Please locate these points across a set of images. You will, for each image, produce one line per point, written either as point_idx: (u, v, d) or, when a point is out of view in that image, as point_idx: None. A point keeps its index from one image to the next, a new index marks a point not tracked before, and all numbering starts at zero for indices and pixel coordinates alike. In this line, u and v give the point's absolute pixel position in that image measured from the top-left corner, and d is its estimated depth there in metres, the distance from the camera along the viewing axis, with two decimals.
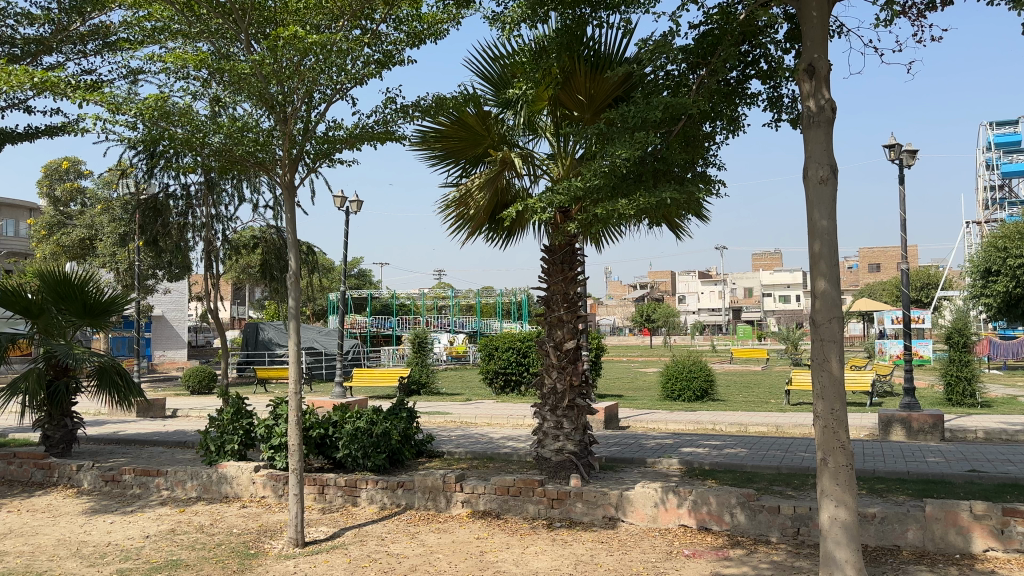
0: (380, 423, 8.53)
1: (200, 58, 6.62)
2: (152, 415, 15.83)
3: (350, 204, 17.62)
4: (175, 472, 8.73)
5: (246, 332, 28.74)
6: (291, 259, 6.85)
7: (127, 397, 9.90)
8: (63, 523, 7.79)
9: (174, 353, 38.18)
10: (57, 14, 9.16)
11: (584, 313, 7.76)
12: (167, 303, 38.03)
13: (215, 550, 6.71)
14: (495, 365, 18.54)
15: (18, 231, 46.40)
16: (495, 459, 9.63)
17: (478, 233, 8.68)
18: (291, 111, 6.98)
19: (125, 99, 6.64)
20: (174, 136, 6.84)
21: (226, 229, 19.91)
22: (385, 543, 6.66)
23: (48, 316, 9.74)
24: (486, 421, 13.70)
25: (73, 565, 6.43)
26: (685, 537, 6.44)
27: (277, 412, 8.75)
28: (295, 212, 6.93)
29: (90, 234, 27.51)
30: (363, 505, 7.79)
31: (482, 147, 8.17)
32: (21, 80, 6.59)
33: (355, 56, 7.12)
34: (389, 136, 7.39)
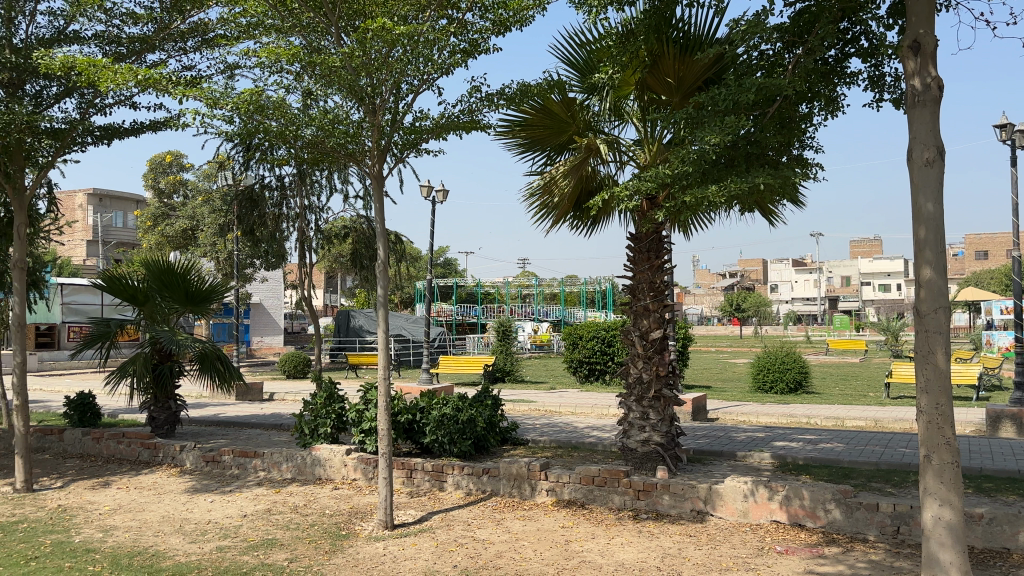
0: (466, 410, 8.58)
1: (292, 53, 6.76)
2: (251, 398, 16.52)
3: (436, 194, 17.82)
4: (271, 454, 9.06)
5: (337, 319, 29.52)
6: (380, 248, 6.88)
7: (227, 381, 10.27)
8: (167, 501, 8.18)
9: (271, 339, 39.81)
10: (159, 13, 9.48)
11: (672, 303, 7.58)
12: (265, 291, 39.56)
13: (309, 530, 6.91)
14: (579, 354, 18.48)
15: (127, 222, 49.04)
16: (580, 448, 9.61)
17: (562, 221, 8.64)
18: (380, 102, 7.09)
19: (222, 94, 6.88)
20: (269, 129, 7.03)
21: (319, 219, 20.56)
22: (472, 528, 6.71)
23: (153, 303, 10.23)
24: (572, 411, 13.64)
25: (176, 541, 6.73)
26: (777, 533, 6.26)
27: (367, 397, 8.92)
28: (382, 202, 7.01)
29: (192, 224, 28.79)
30: (450, 490, 7.89)
31: (567, 134, 8.10)
32: (127, 78, 6.98)
33: (442, 46, 7.15)
34: (475, 125, 7.41)
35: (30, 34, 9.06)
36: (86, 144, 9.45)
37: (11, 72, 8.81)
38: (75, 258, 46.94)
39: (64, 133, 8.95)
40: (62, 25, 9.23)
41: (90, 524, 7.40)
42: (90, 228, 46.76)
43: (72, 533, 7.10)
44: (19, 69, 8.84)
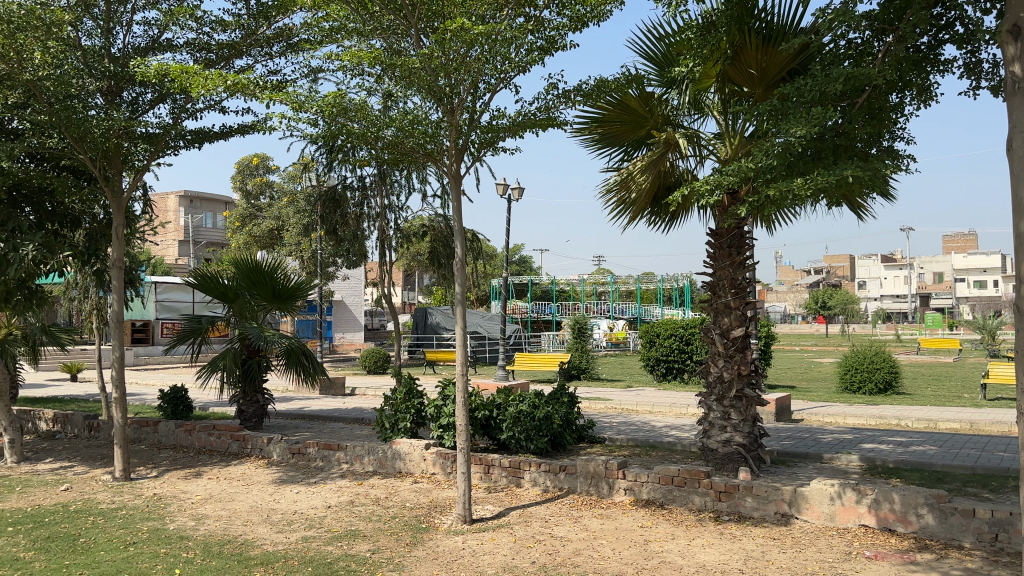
0: (543, 407, 8.59)
1: (373, 55, 6.91)
2: (333, 392, 16.98)
3: (512, 192, 17.90)
4: (353, 447, 9.28)
5: (415, 316, 30.00)
6: (457, 245, 6.93)
7: (312, 376, 10.58)
8: (255, 491, 8.49)
9: (352, 336, 40.78)
10: (247, 19, 9.80)
11: (754, 300, 7.42)
12: (346, 288, 40.55)
13: (390, 522, 7.06)
14: (657, 352, 18.28)
15: (216, 223, 51.02)
16: (658, 448, 9.51)
17: (640, 217, 8.57)
18: (458, 102, 7.18)
19: (307, 98, 7.09)
20: (351, 131, 7.20)
21: (398, 218, 20.95)
22: (550, 525, 6.73)
23: (242, 300, 10.61)
24: (649, 409, 13.52)
25: (264, 530, 6.97)
26: (865, 538, 6.05)
27: (446, 392, 9.02)
28: (460, 201, 7.08)
29: (277, 224, 29.74)
30: (527, 487, 7.93)
31: (644, 129, 8.02)
32: (217, 83, 7.27)
33: (519, 44, 7.17)
34: (552, 122, 7.41)
35: (126, 43, 9.51)
36: (179, 148, 9.83)
37: (110, 80, 9.26)
38: (168, 257, 49.16)
39: (158, 138, 9.28)
40: (156, 34, 9.64)
41: (183, 512, 7.74)
42: (181, 228, 48.84)
43: (167, 520, 7.44)
44: (116, 77, 9.29)
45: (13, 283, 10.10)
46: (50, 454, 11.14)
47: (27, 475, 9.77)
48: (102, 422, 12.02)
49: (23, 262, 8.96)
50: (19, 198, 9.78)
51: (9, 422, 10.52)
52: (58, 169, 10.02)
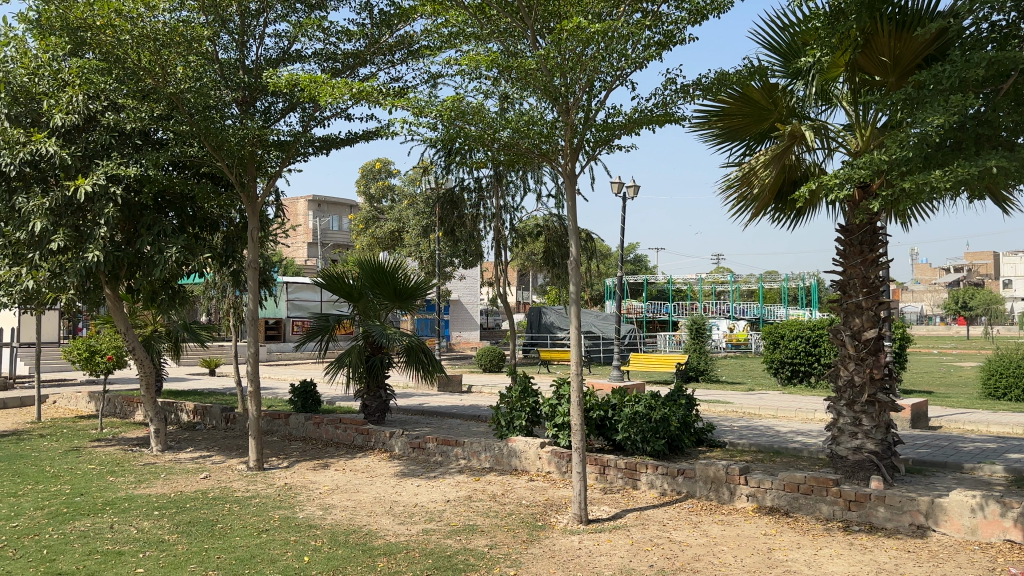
0: (659, 408, 8.44)
1: (491, 58, 7.02)
2: (451, 389, 17.37)
3: (627, 190, 17.72)
4: (471, 443, 9.46)
5: (530, 315, 30.25)
6: (572, 244, 6.91)
7: (431, 372, 10.85)
8: (378, 483, 8.80)
9: (469, 335, 41.61)
10: (370, 28, 10.15)
11: (888, 300, 7.05)
12: (463, 288, 41.39)
13: (507, 519, 7.15)
14: (781, 354, 17.66)
15: (342, 226, 53.26)
16: (782, 454, 9.19)
17: (762, 213, 8.32)
18: (574, 102, 7.20)
19: (427, 103, 7.29)
20: (468, 134, 7.33)
21: (513, 218, 21.18)
22: (668, 529, 6.63)
23: (366, 299, 11.04)
24: (772, 413, 13.07)
25: (387, 521, 7.21)
26: (1011, 554, 5.63)
27: (561, 391, 9.03)
28: (575, 200, 7.07)
29: (398, 226, 30.73)
30: (644, 489, 7.84)
31: (768, 123, 7.78)
32: (343, 92, 7.59)
33: (636, 40, 7.10)
34: (669, 118, 7.29)
35: (259, 55, 10.06)
36: (308, 154, 10.30)
37: (244, 91, 9.81)
38: (297, 259, 51.75)
39: (289, 145, 9.77)
40: (286, 46, 10.14)
41: (312, 501, 8.12)
42: (310, 230, 51.33)
43: (297, 509, 7.83)
44: (251, 88, 9.84)
45: (158, 283, 10.86)
46: (192, 443, 11.93)
47: (172, 462, 10.51)
48: (237, 414, 12.76)
49: (167, 264, 9.61)
50: (163, 203, 10.49)
51: (156, 413, 11.34)
52: (198, 176, 10.69)
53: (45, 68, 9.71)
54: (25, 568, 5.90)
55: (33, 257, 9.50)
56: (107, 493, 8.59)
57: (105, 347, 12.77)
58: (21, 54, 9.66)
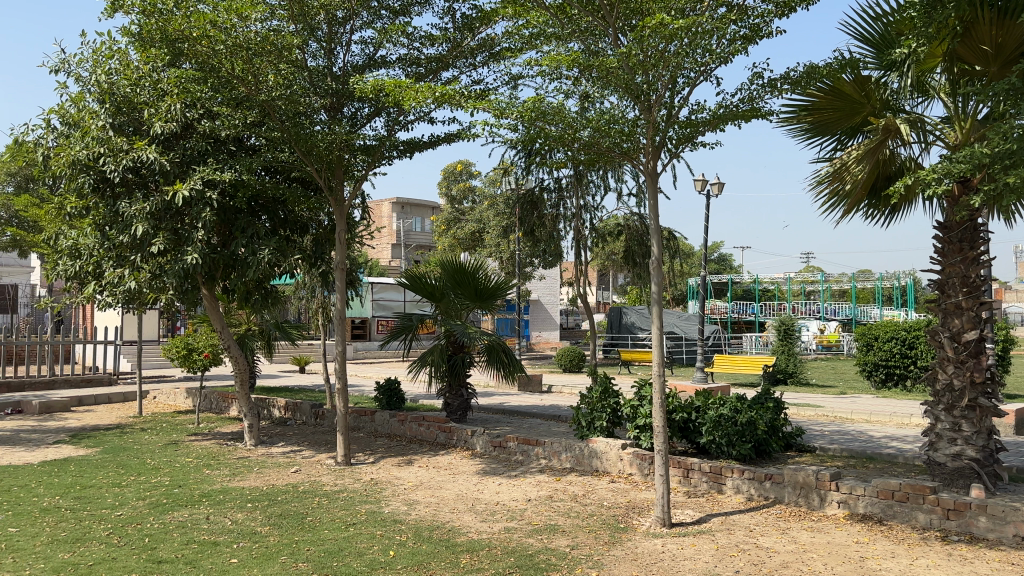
0: (745, 412, 8.26)
1: (572, 58, 7.02)
2: (531, 389, 17.43)
3: (712, 187, 17.38)
4: (552, 443, 9.48)
5: (611, 316, 30.08)
6: (654, 243, 6.81)
7: (512, 372, 10.90)
8: (460, 481, 8.92)
9: (549, 334, 41.68)
10: (453, 32, 10.29)
11: (990, 300, 6.71)
12: (543, 288, 41.50)
13: (589, 520, 7.14)
14: (875, 356, 17.02)
15: (424, 227, 54.18)
16: (876, 460, 8.86)
17: (854, 210, 8.06)
18: (656, 99, 7.10)
19: (508, 104, 7.35)
20: (549, 134, 7.33)
21: (593, 218, 21.10)
22: (755, 535, 6.48)
23: (447, 299, 11.21)
24: (866, 418, 12.60)
25: (469, 518, 7.31)
26: None
27: (642, 393, 8.94)
28: (657, 199, 6.98)
29: (479, 227, 31.03)
30: (730, 494, 7.69)
31: (860, 116, 7.54)
32: (426, 95, 7.72)
33: (721, 35, 6.97)
34: (756, 113, 7.12)
35: (346, 62, 10.33)
36: (393, 157, 10.52)
37: (332, 97, 10.09)
38: (381, 261, 52.89)
39: (374, 149, 9.98)
40: (372, 52, 10.39)
41: (397, 497, 8.30)
42: (394, 232, 52.45)
43: (382, 504, 8.01)
44: (338, 94, 10.11)
45: (251, 283, 11.28)
46: (283, 438, 12.36)
47: (264, 456, 10.91)
48: (325, 411, 13.15)
49: (259, 265, 9.97)
50: (257, 207, 10.93)
51: (249, 408, 11.80)
52: (289, 180, 11.07)
53: (145, 78, 10.22)
54: (129, 555, 6.23)
55: (136, 259, 10.04)
56: (203, 485, 9.00)
57: (201, 345, 13.36)
58: (125, 66, 10.20)
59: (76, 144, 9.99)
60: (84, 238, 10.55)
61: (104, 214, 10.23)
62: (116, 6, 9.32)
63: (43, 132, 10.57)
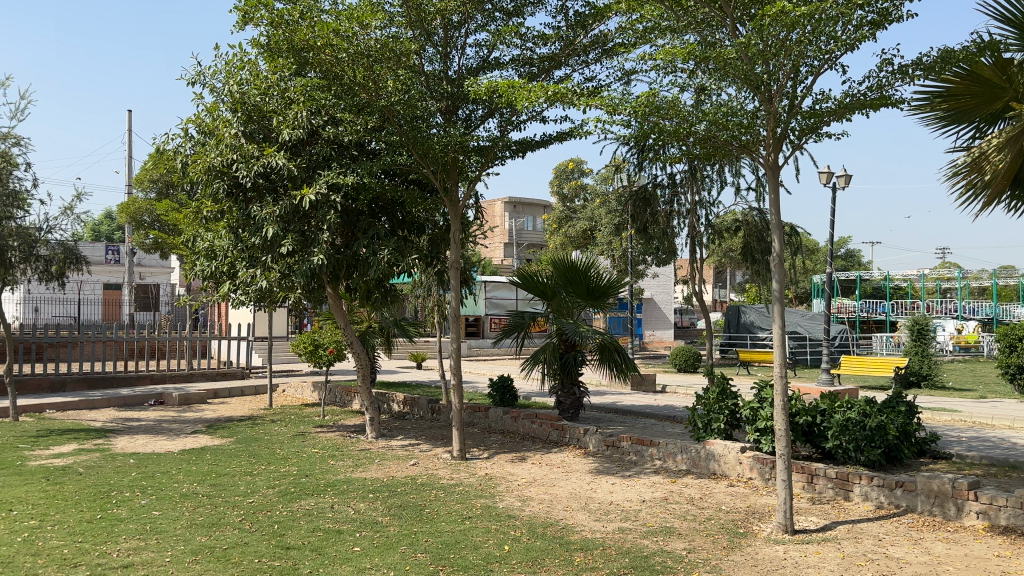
0: (874, 416, 7.85)
1: (688, 50, 6.86)
2: (645, 388, 17.22)
3: (837, 180, 16.64)
4: (667, 444, 9.33)
5: (728, 315, 29.39)
6: (775, 238, 6.57)
7: (625, 371, 10.79)
8: (574, 479, 8.92)
9: (663, 333, 41.11)
10: (565, 30, 10.28)
11: None
12: (656, 286, 40.91)
13: (706, 523, 6.97)
14: (1019, 358, 15.85)
15: (536, 226, 54.45)
16: (1019, 469, 8.24)
17: (996, 202, 7.59)
18: (777, 89, 6.86)
19: (621, 100, 7.27)
20: (663, 129, 7.19)
21: (709, 213, 20.61)
22: (884, 544, 6.16)
23: (559, 298, 11.20)
24: (1008, 425, 11.73)
25: (583, 517, 7.30)
26: None
27: (763, 394, 8.64)
28: (779, 193, 6.74)
29: (591, 225, 30.92)
30: (857, 501, 7.34)
31: (1001, 102, 7.17)
32: (539, 95, 7.77)
33: (847, 21, 6.65)
34: (885, 102, 6.76)
35: (461, 65, 10.51)
36: (506, 158, 10.62)
37: (448, 100, 10.28)
38: (494, 260, 53.55)
39: (488, 150, 10.10)
40: (485, 54, 10.53)
41: (511, 493, 8.38)
42: (506, 231, 53.01)
43: (496, 499, 8.11)
44: (454, 97, 10.30)
45: (371, 282, 11.67)
46: (402, 431, 12.74)
47: (384, 449, 11.27)
48: (442, 406, 13.44)
49: (380, 265, 10.29)
50: (377, 209, 11.28)
51: (370, 403, 12.22)
52: (407, 183, 11.37)
53: (274, 88, 10.73)
54: (260, 541, 6.57)
55: (266, 260, 10.56)
56: (328, 475, 9.39)
57: (325, 341, 13.96)
58: (254, 77, 10.76)
59: (211, 152, 10.64)
60: (219, 240, 11.20)
61: (237, 217, 10.83)
62: (247, 19, 9.83)
63: (181, 140, 11.29)
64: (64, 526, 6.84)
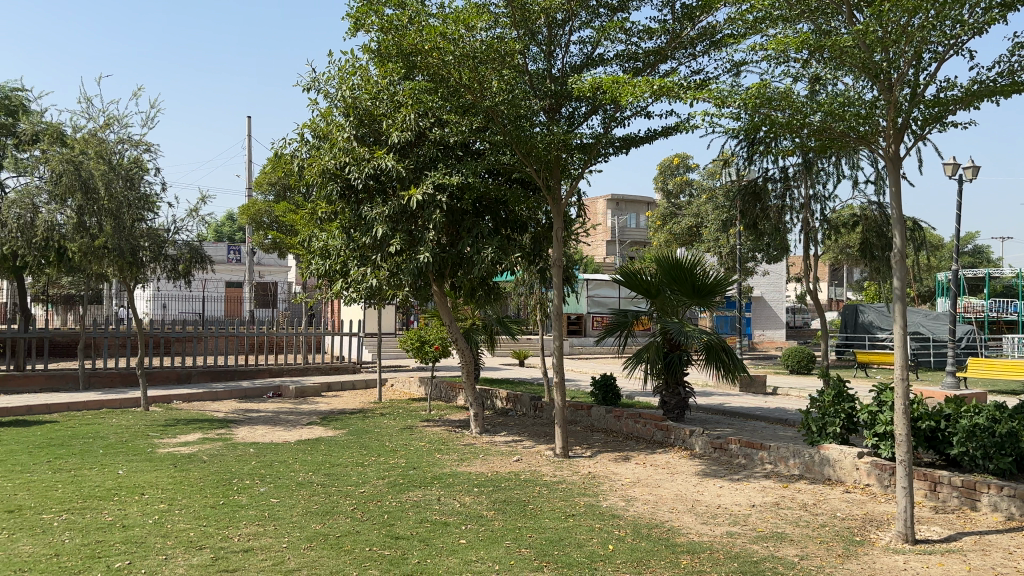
0: (1005, 422, 7.37)
1: (802, 40, 6.62)
2: (755, 390, 16.75)
3: (964, 171, 15.69)
4: (778, 447, 9.06)
5: (846, 315, 28.34)
6: (897, 234, 6.26)
7: (733, 372, 10.53)
8: (680, 481, 8.79)
9: (773, 333, 39.86)
10: (671, 23, 10.13)
11: None
12: (766, 284, 39.74)
13: (820, 530, 6.73)
14: None
15: (639, 223, 53.84)
16: None
17: None
18: (898, 77, 6.51)
19: (730, 93, 7.10)
20: (775, 121, 6.97)
21: (824, 208, 19.84)
22: (1016, 558, 5.78)
23: (664, 296, 11.02)
24: None
25: (689, 519, 7.18)
26: None
27: (882, 398, 8.25)
28: (899, 186, 6.42)
29: (697, 221, 30.31)
30: (985, 511, 6.92)
31: None
32: (644, 89, 7.69)
33: (975, 3, 6.27)
34: (1018, 87, 6.34)
35: (565, 63, 10.52)
36: (610, 154, 10.56)
37: (551, 98, 10.32)
38: (597, 257, 53.29)
39: (591, 147, 10.08)
40: (590, 51, 10.50)
41: (615, 492, 8.34)
42: (609, 229, 52.70)
43: (600, 498, 8.10)
44: (557, 95, 10.33)
45: (475, 280, 11.84)
46: (505, 428, 12.87)
47: (488, 444, 11.43)
48: (544, 404, 13.49)
49: (484, 263, 10.43)
50: (481, 208, 11.45)
51: (474, 399, 12.40)
52: (510, 182, 11.49)
53: (383, 92, 11.05)
54: (371, 530, 6.80)
55: (376, 259, 10.89)
56: (434, 468, 9.61)
57: (432, 338, 14.29)
58: (366, 81, 11.12)
59: (326, 155, 11.07)
60: (332, 240, 11.62)
61: (348, 218, 11.22)
62: (359, 25, 10.17)
63: (298, 145, 11.79)
64: (190, 510, 7.30)
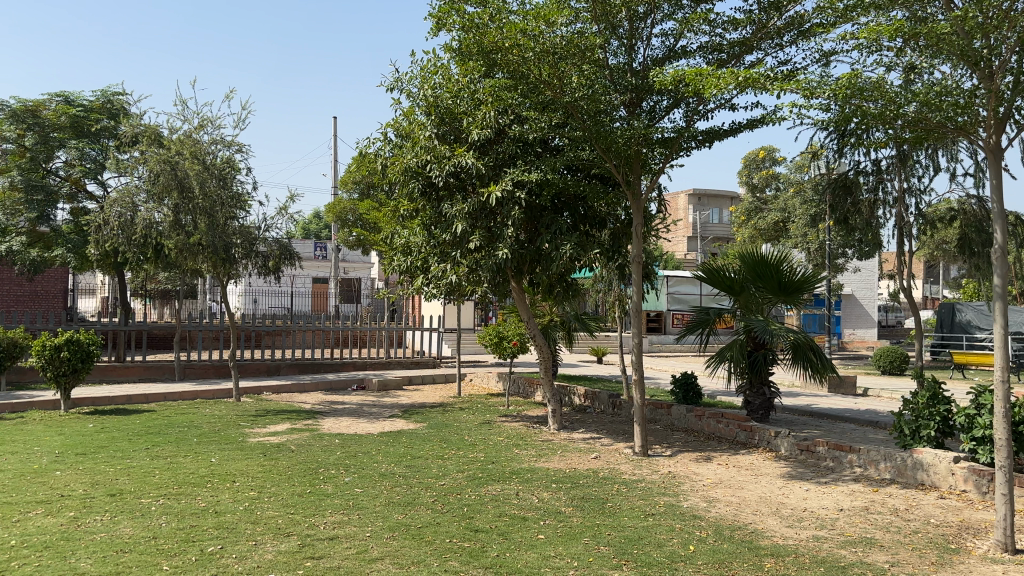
0: None
1: (895, 27, 6.39)
2: (844, 391, 16.22)
3: None
4: (868, 450, 8.76)
5: (942, 314, 27.11)
6: (998, 229, 5.96)
7: (821, 371, 10.22)
8: (764, 482, 8.61)
9: (864, 332, 38.46)
10: (758, 13, 9.91)
11: None
12: (857, 281, 38.38)
13: (911, 537, 6.49)
14: None
15: (722, 218, 52.74)
16: None
17: None
18: (1000, 65, 6.18)
19: (820, 83, 6.90)
20: (867, 112, 6.74)
21: (919, 202, 19.03)
22: None
23: (748, 293, 10.77)
24: None
25: (774, 522, 7.03)
26: None
27: (980, 400, 7.87)
28: (1000, 178, 6.12)
29: (783, 216, 29.51)
30: None
31: None
32: (729, 81, 7.53)
33: None
34: None
35: (647, 56, 10.41)
36: (691, 148, 10.40)
37: (632, 93, 10.22)
38: (679, 254, 52.51)
39: (673, 141, 9.95)
40: (672, 43, 10.36)
41: (696, 492, 8.23)
42: (691, 225, 51.84)
43: (680, 498, 8.01)
44: (638, 89, 10.22)
45: (554, 277, 11.86)
46: (584, 425, 12.85)
47: (568, 441, 11.44)
48: (623, 401, 13.41)
49: (563, 259, 10.44)
50: (560, 204, 11.47)
51: (552, 395, 12.43)
52: (589, 178, 11.45)
53: (464, 90, 11.16)
54: (451, 522, 6.91)
55: (456, 255, 11.02)
56: (514, 463, 9.69)
57: (510, 333, 14.39)
58: (447, 80, 11.26)
59: (408, 154, 11.27)
60: (413, 237, 11.83)
61: (430, 215, 11.41)
62: (441, 25, 10.33)
63: (382, 144, 12.04)
64: (279, 498, 7.57)
